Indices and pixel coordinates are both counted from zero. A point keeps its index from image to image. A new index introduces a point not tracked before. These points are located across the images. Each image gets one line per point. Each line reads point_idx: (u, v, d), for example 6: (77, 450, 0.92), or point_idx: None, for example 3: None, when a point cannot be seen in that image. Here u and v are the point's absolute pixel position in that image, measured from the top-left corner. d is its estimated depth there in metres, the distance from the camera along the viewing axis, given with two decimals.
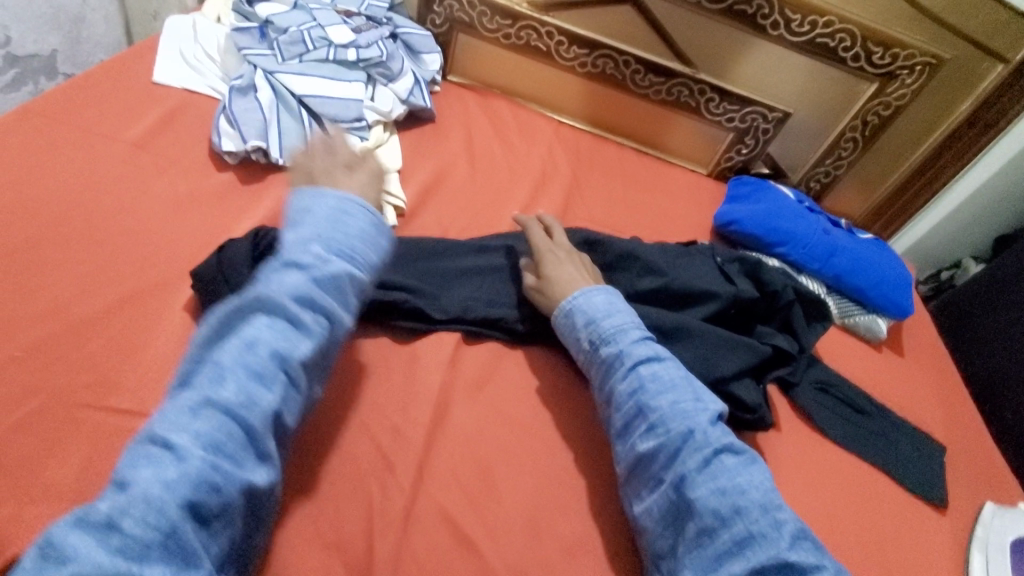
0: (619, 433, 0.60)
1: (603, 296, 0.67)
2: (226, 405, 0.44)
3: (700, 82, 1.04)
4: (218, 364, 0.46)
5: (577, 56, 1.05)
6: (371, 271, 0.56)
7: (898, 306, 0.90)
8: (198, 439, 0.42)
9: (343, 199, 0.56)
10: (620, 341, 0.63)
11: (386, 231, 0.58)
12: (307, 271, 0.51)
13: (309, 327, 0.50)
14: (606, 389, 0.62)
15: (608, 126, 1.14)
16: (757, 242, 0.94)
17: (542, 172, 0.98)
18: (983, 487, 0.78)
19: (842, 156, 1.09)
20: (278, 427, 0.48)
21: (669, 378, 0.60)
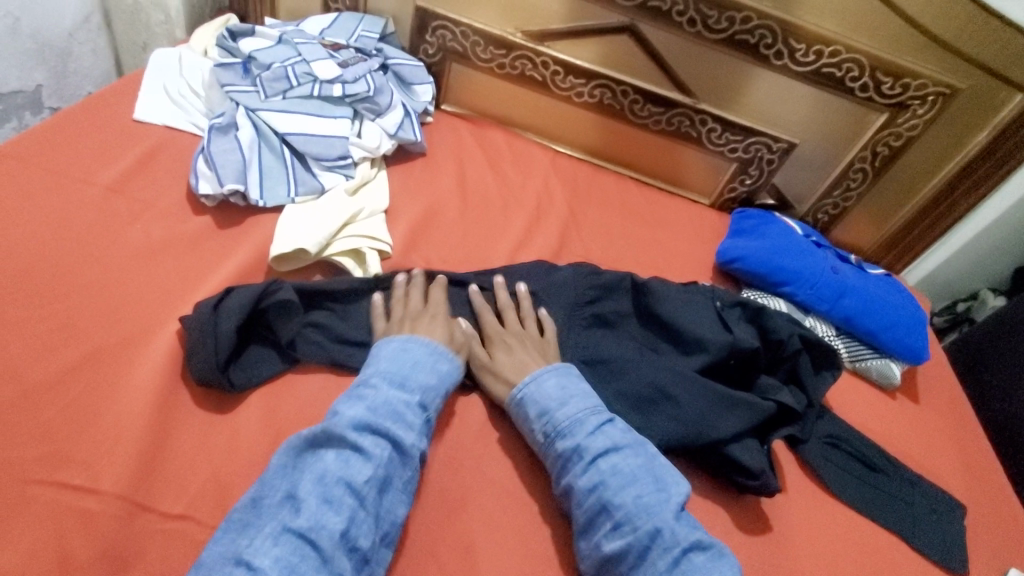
0: (580, 530, 0.56)
1: (553, 379, 0.64)
2: (300, 529, 0.48)
3: (701, 112, 1.00)
4: (294, 495, 0.50)
5: (574, 86, 1.02)
6: (430, 392, 0.60)
7: (913, 350, 0.85)
8: (276, 562, 0.46)
9: (409, 339, 0.63)
10: (577, 433, 0.60)
11: (442, 359, 0.63)
12: (366, 402, 0.56)
13: (371, 450, 0.53)
14: (562, 485, 0.59)
15: (606, 156, 1.11)
16: (762, 281, 0.90)
17: (537, 205, 0.94)
18: (1008, 551, 0.72)
19: (851, 187, 1.05)
20: (353, 550, 0.49)
21: (629, 470, 0.58)
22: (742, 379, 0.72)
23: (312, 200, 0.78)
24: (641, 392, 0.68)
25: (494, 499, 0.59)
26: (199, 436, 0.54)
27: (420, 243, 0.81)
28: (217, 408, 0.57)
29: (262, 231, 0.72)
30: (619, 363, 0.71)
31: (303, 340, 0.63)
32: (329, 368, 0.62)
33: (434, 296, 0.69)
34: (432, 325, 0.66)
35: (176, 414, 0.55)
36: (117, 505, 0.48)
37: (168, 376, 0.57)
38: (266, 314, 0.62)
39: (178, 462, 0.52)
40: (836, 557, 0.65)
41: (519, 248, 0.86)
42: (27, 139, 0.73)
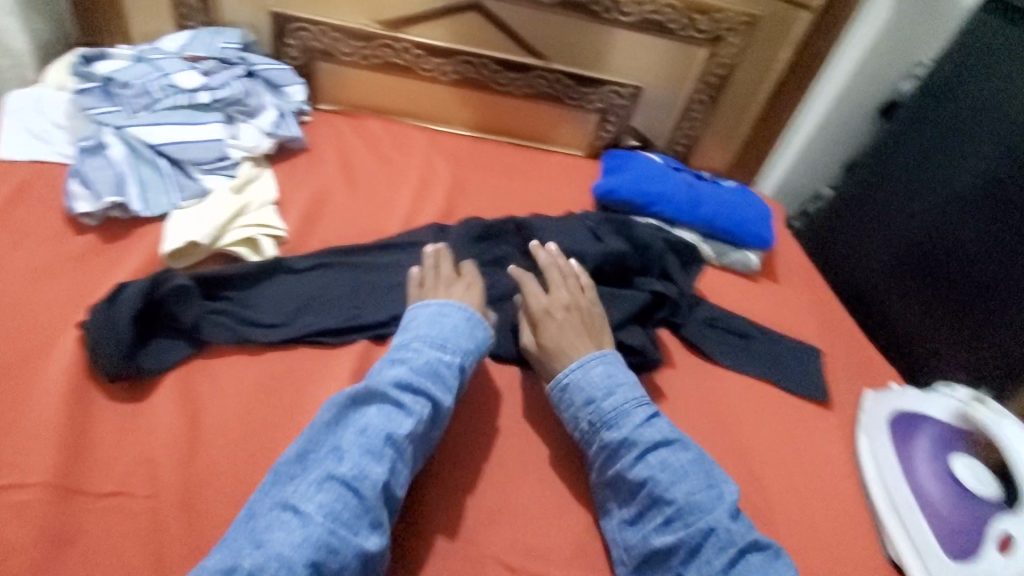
0: (629, 521, 0.61)
1: (601, 366, 0.67)
2: (343, 478, 0.52)
3: (554, 72, 1.11)
4: (339, 446, 0.54)
5: (437, 66, 1.11)
6: (466, 355, 0.64)
7: (762, 239, 1.00)
8: (321, 509, 0.50)
9: (445, 303, 0.67)
10: (623, 427, 0.63)
11: (478, 323, 0.68)
12: (408, 364, 0.60)
13: (411, 407, 0.57)
14: (609, 475, 0.63)
15: (482, 127, 1.19)
16: (633, 206, 1.02)
17: (422, 178, 1.01)
18: (861, 377, 0.87)
19: (695, 117, 1.20)
20: (388, 498, 0.54)
21: (679, 465, 0.61)
22: (621, 282, 0.82)
23: (198, 202, 0.81)
24: None
25: None
26: (122, 424, 0.57)
27: (315, 224, 0.86)
28: (134, 398, 0.59)
29: (153, 238, 0.75)
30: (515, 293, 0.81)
31: (207, 323, 0.65)
32: (238, 347, 0.66)
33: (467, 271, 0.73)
34: (467, 293, 0.71)
35: (96, 408, 0.58)
36: (49, 493, 0.51)
37: (79, 376, 0.58)
38: (164, 305, 0.64)
39: (104, 450, 0.55)
40: (722, 409, 0.76)
41: (412, 214, 0.93)
42: None
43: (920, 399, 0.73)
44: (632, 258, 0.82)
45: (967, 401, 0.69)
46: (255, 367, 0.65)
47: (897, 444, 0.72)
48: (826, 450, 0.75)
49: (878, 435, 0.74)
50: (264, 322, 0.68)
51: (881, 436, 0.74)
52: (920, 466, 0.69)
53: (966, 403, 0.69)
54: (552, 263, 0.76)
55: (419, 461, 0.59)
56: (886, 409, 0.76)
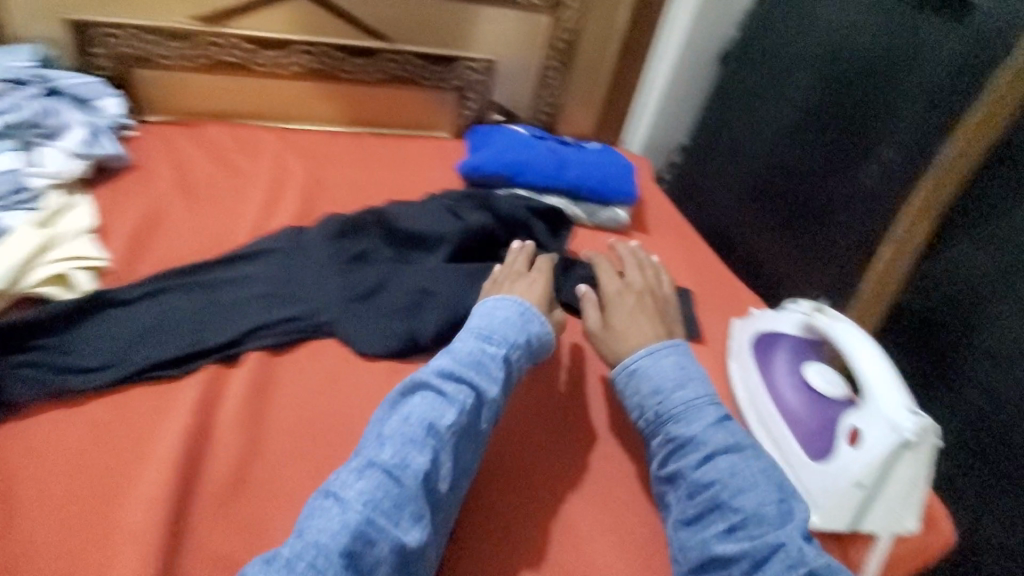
0: (685, 521, 0.58)
1: (671, 359, 0.66)
2: (386, 467, 0.51)
3: (403, 53, 1.08)
4: (383, 434, 0.54)
5: (274, 60, 1.04)
6: (513, 347, 0.62)
7: (627, 193, 1.02)
8: (363, 496, 0.49)
9: (500, 298, 0.67)
10: (693, 423, 0.61)
11: (533, 316, 0.66)
12: (454, 356, 0.60)
13: (453, 395, 0.57)
14: (668, 469, 0.61)
15: (339, 120, 1.13)
16: (500, 179, 1.01)
17: (273, 181, 0.94)
18: (731, 308, 0.92)
19: (552, 86, 1.20)
20: (432, 491, 0.53)
21: (750, 473, 0.58)
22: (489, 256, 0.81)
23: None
24: (408, 296, 0.74)
25: (280, 441, 0.60)
26: None
27: (148, 248, 0.78)
28: None
29: None
30: (383, 284, 0.76)
31: (15, 380, 0.58)
32: (61, 402, 0.59)
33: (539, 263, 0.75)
34: (530, 288, 0.70)
35: None
36: None
37: None
38: None
39: None
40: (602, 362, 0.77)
41: (263, 220, 0.86)
42: None
43: (775, 318, 0.79)
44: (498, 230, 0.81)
45: (810, 312, 0.76)
46: (82, 417, 0.58)
47: (761, 366, 0.76)
48: None
49: (744, 359, 0.78)
50: (92, 368, 0.61)
51: (747, 359, 0.78)
52: (781, 381, 0.73)
53: (810, 315, 0.76)
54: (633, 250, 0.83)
55: (471, 458, 0.57)
56: (748, 333, 0.81)
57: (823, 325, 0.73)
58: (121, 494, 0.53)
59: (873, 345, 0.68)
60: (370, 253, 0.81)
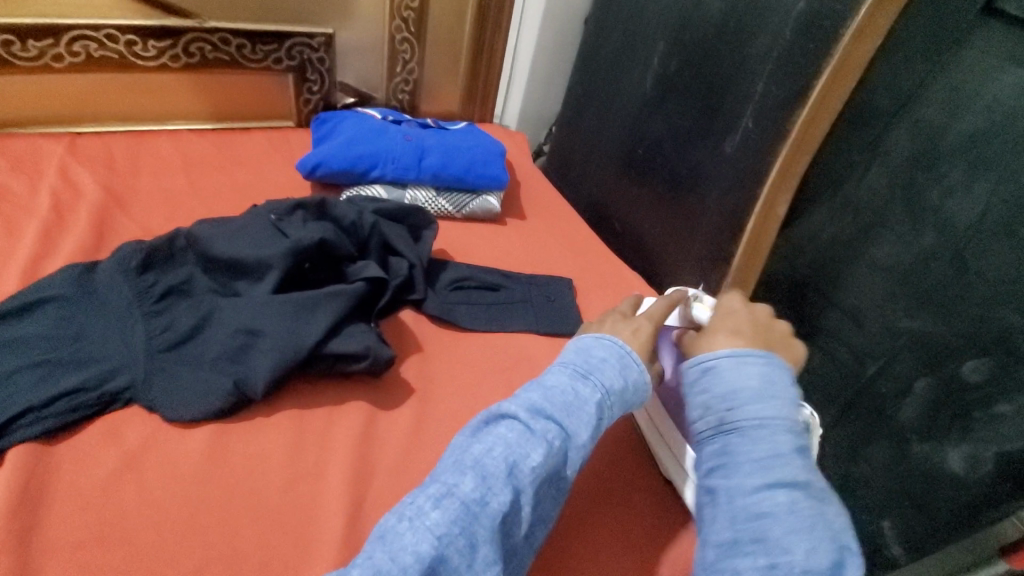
0: (717, 543, 0.47)
1: (757, 367, 0.53)
2: (464, 499, 0.45)
3: (216, 31, 0.90)
4: (466, 458, 0.49)
5: (43, 50, 0.83)
6: (612, 394, 0.55)
7: (498, 178, 0.93)
8: (444, 522, 0.43)
9: (601, 337, 0.60)
10: (758, 440, 0.49)
11: (636, 360, 0.58)
12: (544, 390, 0.54)
13: (539, 431, 0.50)
14: (712, 480, 0.51)
15: (154, 116, 0.94)
16: (351, 175, 0.89)
17: (55, 202, 0.76)
18: (614, 292, 0.87)
19: (406, 59, 1.07)
20: (505, 536, 0.46)
21: (811, 517, 0.46)
22: (336, 273, 0.70)
23: None
24: (229, 339, 0.61)
25: (61, 553, 0.48)
26: None
27: None
28: None
29: None
30: (204, 323, 0.64)
31: None
32: None
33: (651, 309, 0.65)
34: (636, 335, 0.61)
35: None
36: None
37: None
38: None
39: None
40: (475, 376, 0.69)
41: (41, 257, 0.69)
42: None
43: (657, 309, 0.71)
44: (340, 244, 0.69)
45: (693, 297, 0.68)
46: None
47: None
48: None
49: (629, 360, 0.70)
50: None
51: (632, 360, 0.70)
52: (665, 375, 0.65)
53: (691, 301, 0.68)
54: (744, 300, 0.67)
55: (546, 509, 0.50)
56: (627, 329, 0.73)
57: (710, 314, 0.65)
58: None
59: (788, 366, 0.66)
60: (185, 287, 0.67)
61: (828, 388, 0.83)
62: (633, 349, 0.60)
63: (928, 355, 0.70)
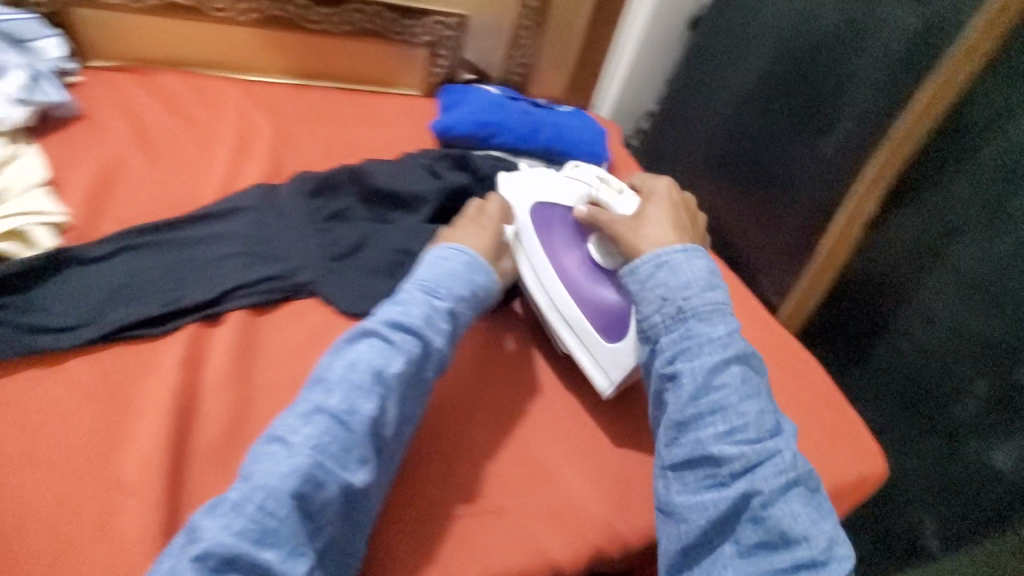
0: (681, 421, 0.59)
1: (702, 262, 0.65)
2: (334, 413, 0.53)
3: (371, 4, 1.03)
4: (330, 379, 0.56)
5: (231, 5, 0.96)
6: (458, 301, 0.65)
7: (598, 156, 1.04)
8: (310, 443, 0.51)
9: (446, 248, 0.68)
10: (709, 326, 0.61)
11: (476, 269, 0.68)
12: (400, 305, 0.62)
13: (399, 343, 0.59)
14: (669, 368, 0.61)
15: (296, 74, 1.07)
16: (474, 139, 1.00)
17: (237, 134, 0.90)
18: None
19: (525, 45, 1.18)
20: (376, 437, 0.55)
21: (756, 384, 0.60)
22: None
23: None
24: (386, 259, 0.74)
25: (270, 399, 0.60)
26: None
27: (110, 202, 0.74)
28: None
29: None
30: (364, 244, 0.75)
31: None
32: (29, 358, 0.57)
33: (493, 214, 0.75)
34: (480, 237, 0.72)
35: None
36: None
37: None
38: None
39: None
40: None
41: (231, 176, 0.83)
42: None
43: (550, 188, 0.79)
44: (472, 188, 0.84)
45: (595, 183, 0.79)
46: (56, 375, 0.56)
47: (547, 245, 0.76)
48: None
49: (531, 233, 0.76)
50: (61, 328, 0.59)
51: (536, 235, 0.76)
52: (571, 261, 0.76)
53: (595, 185, 0.79)
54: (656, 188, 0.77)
55: (415, 408, 0.60)
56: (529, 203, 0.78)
57: (615, 201, 0.77)
58: (111, 452, 0.53)
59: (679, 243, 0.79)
60: (343, 214, 0.79)
61: (884, 380, 0.91)
62: (472, 257, 0.68)
63: (986, 359, 0.77)
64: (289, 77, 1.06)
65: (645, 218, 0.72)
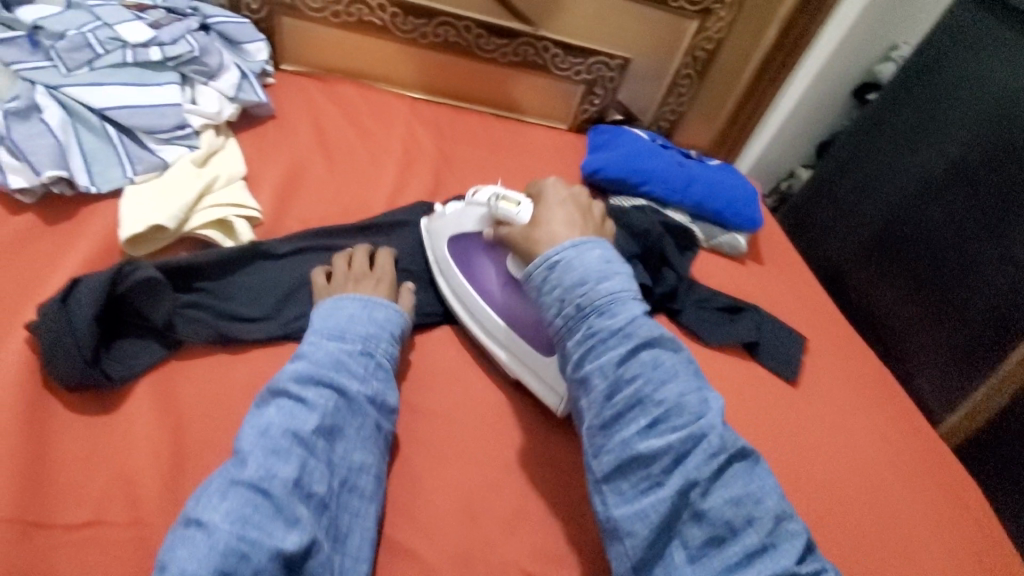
0: (602, 426, 0.52)
1: (597, 252, 0.58)
2: (250, 480, 0.46)
3: (542, 40, 1.05)
4: (238, 451, 0.48)
5: (416, 27, 1.01)
6: (370, 340, 0.59)
7: (751, 220, 0.99)
8: (228, 515, 0.43)
9: (338, 298, 0.62)
10: (617, 315, 0.54)
11: (386, 307, 0.63)
12: (307, 358, 0.55)
13: (313, 401, 0.52)
14: (582, 369, 0.54)
15: (426, 90, 1.10)
16: (624, 184, 0.99)
17: (404, 150, 0.95)
18: (842, 357, 0.90)
19: (682, 93, 1.17)
20: (308, 497, 0.48)
21: (671, 365, 0.53)
22: None
23: (157, 176, 0.70)
24: None
25: (424, 425, 0.63)
26: (89, 442, 0.51)
27: (293, 203, 0.79)
28: (105, 410, 0.53)
29: (105, 220, 0.65)
30: None
31: (182, 320, 0.59)
32: (219, 345, 0.60)
33: (382, 267, 0.69)
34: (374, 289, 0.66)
35: (56, 426, 0.51)
36: (9, 528, 0.44)
37: (31, 387, 0.51)
38: (132, 303, 0.57)
39: (70, 475, 0.48)
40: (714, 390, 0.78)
41: (397, 192, 0.87)
42: None
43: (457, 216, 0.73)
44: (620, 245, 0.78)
45: (490, 203, 0.69)
46: (237, 365, 0.59)
47: (470, 279, 0.72)
48: (815, 428, 0.79)
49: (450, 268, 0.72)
50: (248, 319, 0.62)
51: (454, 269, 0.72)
52: (496, 281, 0.71)
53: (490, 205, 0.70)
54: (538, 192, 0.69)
55: (355, 453, 0.53)
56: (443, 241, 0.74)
57: (511, 213, 0.67)
58: None
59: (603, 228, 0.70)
60: None
61: None
62: (385, 301, 0.64)
63: None
64: (418, 92, 1.10)
65: (540, 222, 0.64)
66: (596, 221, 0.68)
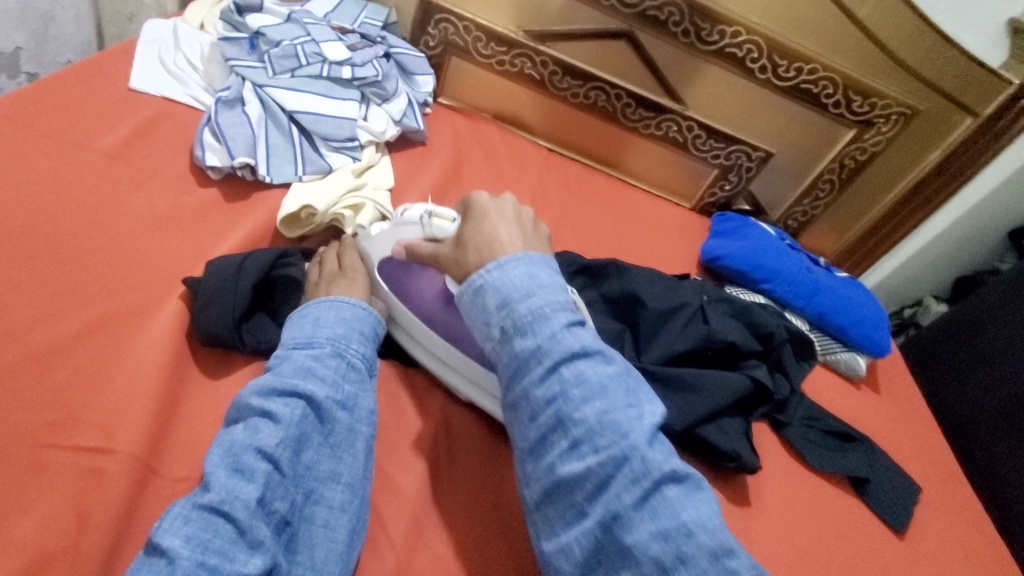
0: (531, 451, 0.50)
1: (520, 267, 0.53)
2: (210, 504, 0.45)
3: (688, 119, 1.06)
4: (204, 473, 0.47)
5: (571, 87, 1.06)
6: (340, 342, 0.57)
7: (878, 347, 0.93)
8: (187, 541, 0.43)
9: (303, 304, 0.61)
10: (540, 333, 0.50)
11: (355, 309, 0.61)
12: (274, 371, 0.54)
13: (279, 413, 0.51)
14: (513, 392, 0.51)
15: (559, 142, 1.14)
16: (744, 278, 0.96)
17: (532, 198, 0.99)
18: (960, 521, 0.80)
19: (819, 197, 1.14)
20: (269, 515, 0.47)
21: (597, 380, 0.48)
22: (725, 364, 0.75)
23: (320, 178, 0.77)
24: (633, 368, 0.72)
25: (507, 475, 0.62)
26: (216, 406, 0.55)
27: None
28: (228, 374, 0.58)
29: (270, 208, 0.72)
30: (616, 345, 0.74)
31: None
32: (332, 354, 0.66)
33: (350, 260, 0.67)
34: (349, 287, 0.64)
35: (191, 386, 0.56)
36: (133, 467, 0.48)
37: (180, 334, 0.57)
38: (273, 286, 0.63)
39: (193, 432, 0.53)
40: (809, 519, 0.72)
41: None
42: (29, 106, 0.70)
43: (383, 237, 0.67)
44: (743, 341, 0.73)
45: (423, 221, 0.65)
46: None
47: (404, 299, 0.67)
48: None
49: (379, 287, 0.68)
50: None
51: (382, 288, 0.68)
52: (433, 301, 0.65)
53: (423, 222, 0.65)
54: (473, 200, 0.62)
55: (323, 463, 0.51)
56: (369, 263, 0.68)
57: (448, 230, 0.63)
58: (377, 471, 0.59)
59: (540, 230, 0.62)
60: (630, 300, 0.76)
61: None
62: (358, 300, 0.62)
63: None
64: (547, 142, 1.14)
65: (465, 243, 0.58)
66: (535, 234, 0.61)
